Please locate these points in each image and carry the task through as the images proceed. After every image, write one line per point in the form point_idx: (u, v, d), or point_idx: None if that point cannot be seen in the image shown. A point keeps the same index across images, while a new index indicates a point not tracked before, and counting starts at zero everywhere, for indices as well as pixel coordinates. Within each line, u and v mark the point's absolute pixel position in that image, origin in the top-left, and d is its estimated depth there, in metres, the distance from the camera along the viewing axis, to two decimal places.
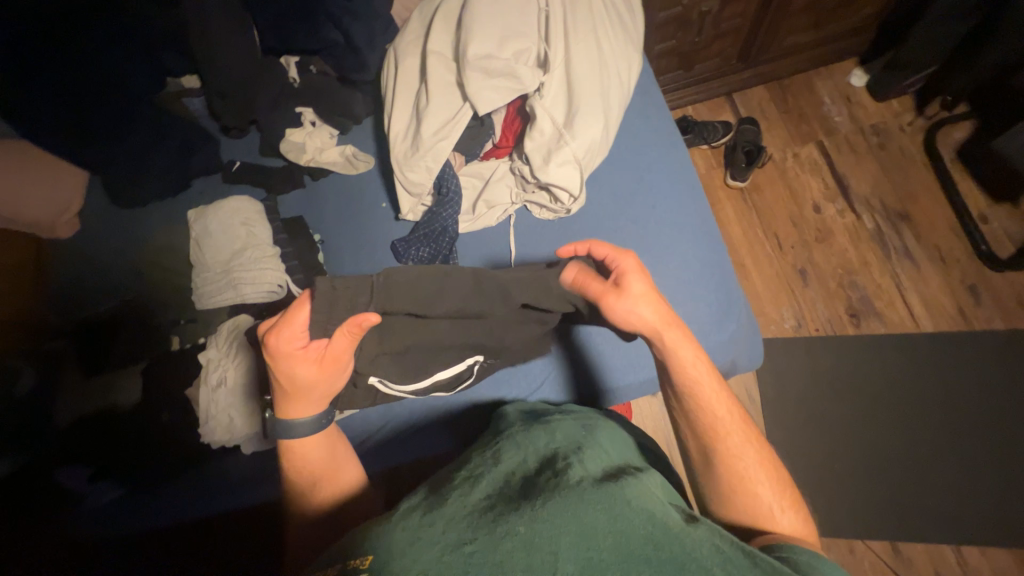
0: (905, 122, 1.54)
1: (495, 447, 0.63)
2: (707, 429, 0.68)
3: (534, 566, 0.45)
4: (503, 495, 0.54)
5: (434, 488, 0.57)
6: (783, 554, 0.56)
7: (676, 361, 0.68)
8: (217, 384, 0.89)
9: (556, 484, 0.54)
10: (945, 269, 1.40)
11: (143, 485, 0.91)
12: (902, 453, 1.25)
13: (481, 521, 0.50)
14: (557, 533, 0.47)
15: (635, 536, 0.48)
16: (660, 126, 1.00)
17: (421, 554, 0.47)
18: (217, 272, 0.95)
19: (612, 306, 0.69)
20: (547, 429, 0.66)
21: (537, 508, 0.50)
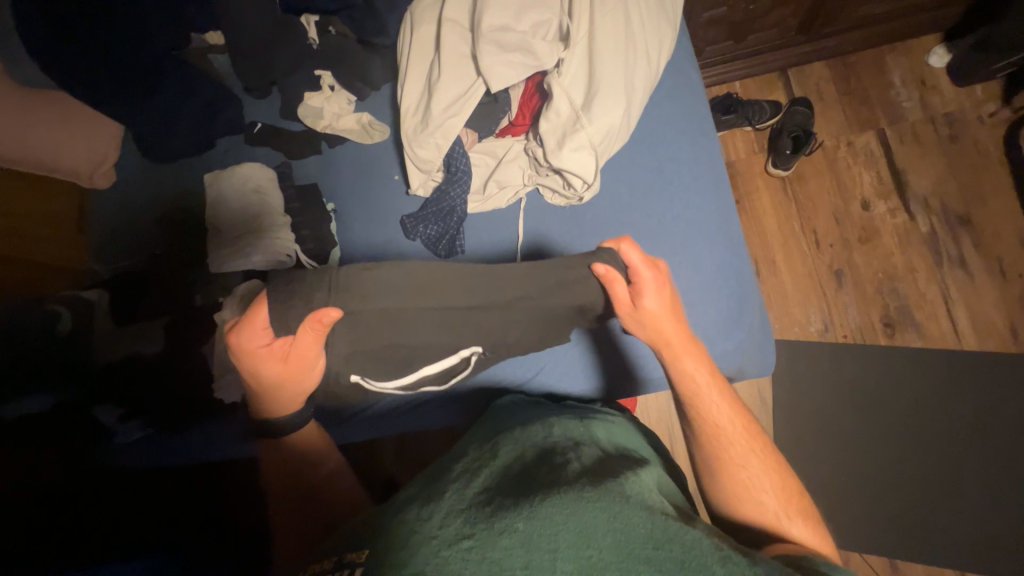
0: (986, 112, 1.36)
1: (496, 444, 0.65)
2: (711, 435, 0.68)
3: (531, 565, 0.44)
4: (502, 488, 0.54)
5: (431, 481, 0.58)
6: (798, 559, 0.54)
7: (683, 368, 0.70)
8: (230, 343, 0.94)
9: (554, 481, 0.54)
10: (1003, 284, 1.27)
11: (166, 427, 0.99)
12: (918, 473, 1.19)
13: (479, 515, 0.50)
14: (555, 531, 0.46)
15: (635, 530, 0.46)
16: (691, 111, 0.92)
17: (419, 549, 0.48)
18: (232, 238, 0.99)
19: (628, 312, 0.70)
20: (545, 427, 0.67)
21: (535, 503, 0.49)
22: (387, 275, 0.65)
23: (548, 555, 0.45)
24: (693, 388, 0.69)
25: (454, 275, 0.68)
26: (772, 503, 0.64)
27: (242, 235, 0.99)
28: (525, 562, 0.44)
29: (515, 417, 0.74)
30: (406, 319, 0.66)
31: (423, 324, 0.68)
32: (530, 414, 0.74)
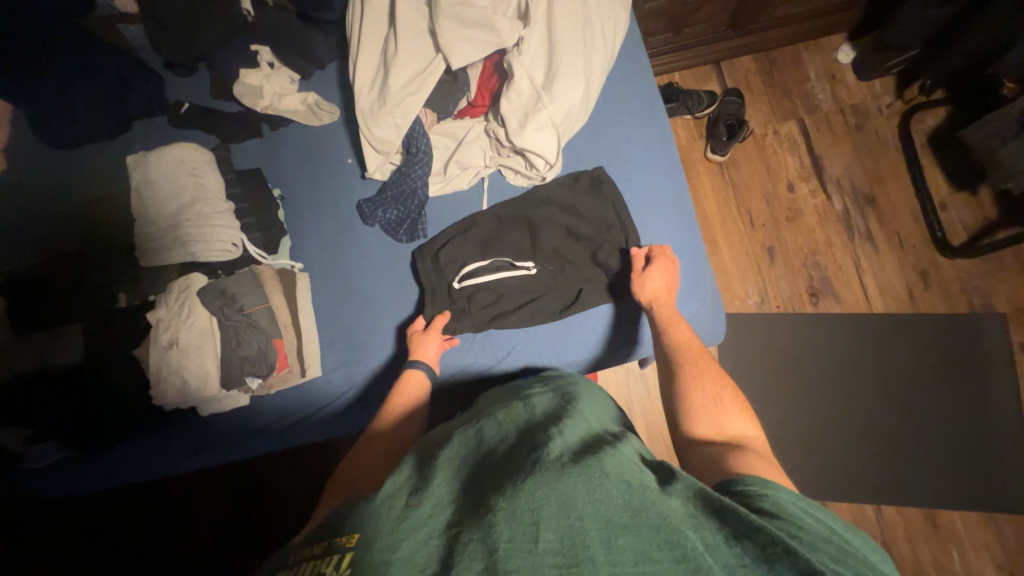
0: (884, 104, 1.54)
1: (481, 429, 0.63)
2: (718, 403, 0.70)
3: (515, 539, 0.44)
4: (487, 472, 0.54)
5: (418, 468, 0.57)
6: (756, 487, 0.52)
7: (677, 334, 0.78)
8: (168, 345, 0.83)
9: (536, 458, 0.53)
10: (901, 254, 1.45)
11: (94, 440, 0.88)
12: (840, 423, 1.34)
13: (467, 506, 0.49)
14: (536, 504, 0.46)
15: (614, 500, 0.46)
16: (642, 94, 0.96)
17: (407, 536, 0.47)
18: (164, 228, 0.88)
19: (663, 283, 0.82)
20: (527, 408, 0.65)
21: (516, 483, 0.49)
22: (455, 244, 0.90)
23: (529, 529, 0.44)
24: (681, 347, 0.76)
25: (509, 242, 0.91)
26: (743, 423, 0.68)
27: (175, 223, 0.88)
28: (508, 537, 0.44)
29: (495, 400, 0.73)
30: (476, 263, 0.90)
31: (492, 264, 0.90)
32: (514, 396, 0.72)
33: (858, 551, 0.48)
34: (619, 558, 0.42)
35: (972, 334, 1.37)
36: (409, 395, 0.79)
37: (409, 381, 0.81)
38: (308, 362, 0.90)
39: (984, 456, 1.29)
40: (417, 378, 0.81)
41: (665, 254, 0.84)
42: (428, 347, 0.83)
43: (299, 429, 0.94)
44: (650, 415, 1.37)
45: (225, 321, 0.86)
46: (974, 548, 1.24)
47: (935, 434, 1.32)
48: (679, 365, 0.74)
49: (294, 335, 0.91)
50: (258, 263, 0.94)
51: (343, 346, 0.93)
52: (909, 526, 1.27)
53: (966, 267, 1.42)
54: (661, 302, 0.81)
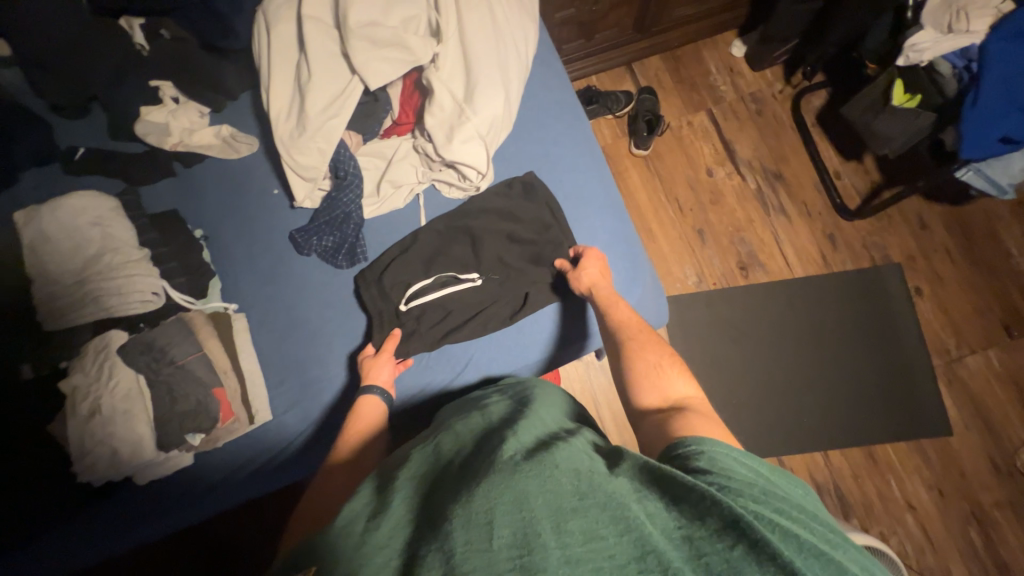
0: (776, 90, 1.71)
1: (439, 444, 0.63)
2: (659, 374, 0.72)
3: (471, 542, 0.44)
4: (446, 484, 0.53)
5: (376, 492, 0.56)
6: (691, 446, 0.55)
7: (616, 314, 0.81)
8: (91, 413, 0.77)
9: (491, 461, 0.53)
10: (811, 222, 1.61)
11: (9, 541, 0.76)
12: (782, 381, 1.46)
13: (425, 519, 0.49)
14: (490, 504, 0.46)
15: (562, 487, 0.47)
16: (561, 99, 1.00)
17: (366, 559, 0.46)
18: (69, 285, 0.80)
19: (594, 274, 0.86)
20: (485, 418, 0.66)
21: (473, 489, 0.49)
22: (398, 265, 0.89)
23: (484, 528, 0.44)
24: (622, 325, 0.79)
25: (453, 256, 0.91)
26: (685, 386, 0.70)
27: (83, 279, 0.81)
28: (464, 540, 0.44)
29: (452, 414, 0.73)
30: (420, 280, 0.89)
31: (436, 280, 0.89)
32: (472, 407, 0.73)
33: (787, 495, 0.51)
34: (569, 540, 0.43)
35: (877, 285, 1.55)
36: (364, 421, 0.77)
37: (364, 407, 0.79)
38: (256, 407, 0.85)
39: (903, 391, 1.45)
40: (373, 404, 0.79)
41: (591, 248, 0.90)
42: (381, 371, 0.82)
43: (254, 481, 0.87)
44: (614, 404, 1.41)
45: (154, 376, 0.80)
46: (908, 474, 1.39)
47: (861, 378, 1.47)
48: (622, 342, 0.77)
49: (236, 381, 0.85)
50: (186, 309, 0.88)
51: (293, 383, 0.88)
52: (853, 464, 1.40)
53: (864, 226, 1.60)
54: (599, 288, 0.85)
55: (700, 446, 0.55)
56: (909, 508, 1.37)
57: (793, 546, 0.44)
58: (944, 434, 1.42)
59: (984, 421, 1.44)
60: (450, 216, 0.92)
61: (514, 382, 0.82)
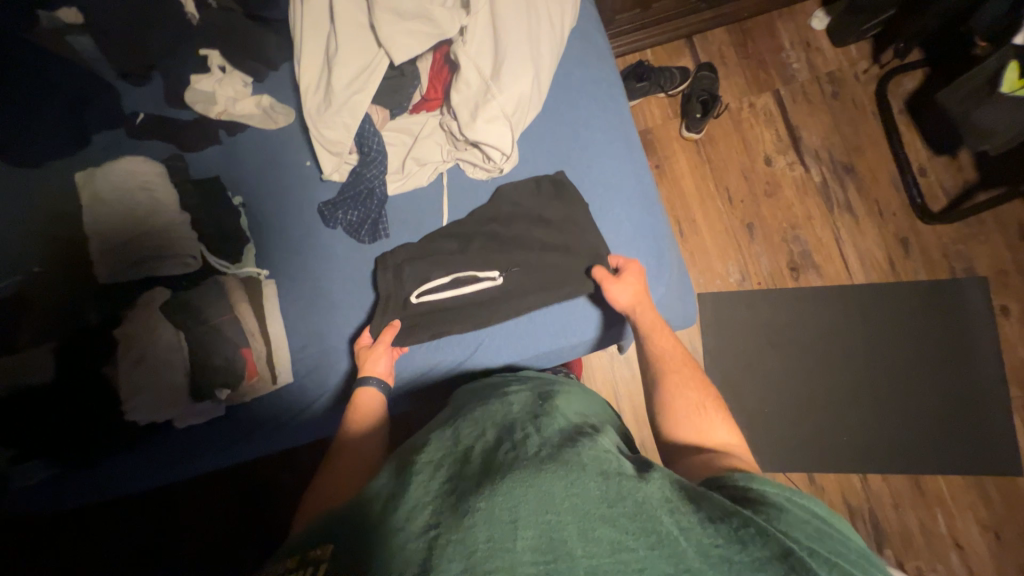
0: (860, 70, 1.50)
1: (459, 426, 0.62)
2: (700, 421, 0.69)
3: (495, 539, 0.43)
4: (467, 471, 0.52)
5: (397, 472, 0.55)
6: (744, 484, 0.53)
7: (657, 341, 0.77)
8: (138, 361, 0.86)
9: (514, 455, 0.52)
10: (882, 223, 1.43)
11: (76, 463, 0.87)
12: (826, 395, 1.35)
13: (444, 505, 0.48)
14: (515, 502, 0.45)
15: (590, 491, 0.46)
16: (600, 77, 0.94)
17: (388, 544, 0.46)
18: (121, 245, 0.88)
19: (634, 297, 0.80)
20: (505, 405, 0.65)
21: (495, 482, 0.47)
22: (422, 263, 0.88)
23: (508, 527, 0.43)
24: (663, 353, 0.76)
25: (478, 243, 0.89)
26: (728, 433, 0.68)
27: (133, 239, 0.88)
28: (488, 537, 0.43)
29: (473, 398, 0.72)
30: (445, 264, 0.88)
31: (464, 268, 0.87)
32: (492, 392, 0.72)
33: (834, 532, 0.48)
34: (596, 550, 0.42)
35: (954, 300, 1.36)
36: (366, 413, 0.79)
37: (364, 398, 0.80)
38: (280, 369, 0.90)
39: (969, 421, 1.30)
40: (371, 395, 0.81)
41: (631, 261, 0.84)
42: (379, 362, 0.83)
43: (275, 437, 0.93)
44: (635, 400, 1.37)
45: (192, 334, 0.88)
46: (959, 511, 1.26)
47: (918, 401, 1.32)
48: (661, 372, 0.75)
49: (261, 344, 0.90)
50: (222, 273, 0.94)
51: (315, 351, 0.92)
52: (895, 493, 1.28)
53: (947, 232, 1.40)
54: (639, 308, 0.80)
55: (751, 484, 0.52)
56: (956, 546, 1.24)
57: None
58: (1011, 473, 1.26)
59: None
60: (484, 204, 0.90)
61: (534, 372, 0.82)
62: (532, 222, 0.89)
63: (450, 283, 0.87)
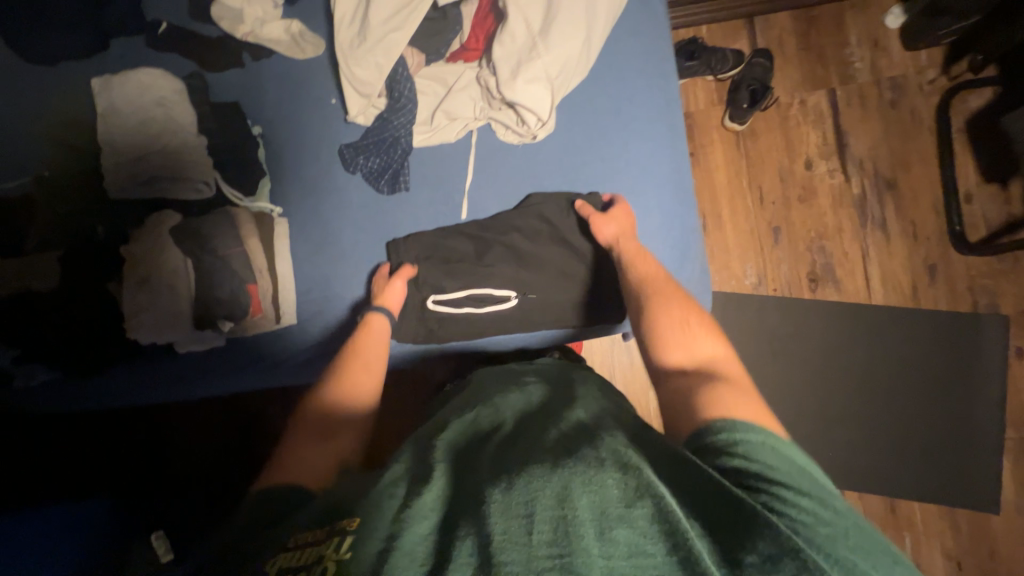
0: (926, 79, 1.40)
1: (478, 422, 0.63)
2: (684, 338, 0.69)
3: (510, 531, 0.43)
4: (486, 464, 0.53)
5: (416, 456, 0.57)
6: (726, 431, 0.53)
7: (641, 266, 0.79)
8: (143, 281, 0.85)
9: (533, 453, 0.52)
10: (913, 246, 1.38)
11: (75, 372, 0.88)
12: (821, 410, 1.34)
13: (463, 496, 0.49)
14: (531, 496, 0.45)
15: (607, 490, 0.45)
16: (653, 49, 0.88)
17: (403, 522, 0.46)
18: (132, 160, 0.86)
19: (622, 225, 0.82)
20: (527, 405, 0.65)
21: (514, 477, 0.48)
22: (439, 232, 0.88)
23: (524, 521, 0.43)
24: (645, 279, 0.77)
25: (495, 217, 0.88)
26: (713, 346, 0.68)
27: (145, 156, 0.86)
28: (503, 529, 0.43)
29: (493, 386, 0.73)
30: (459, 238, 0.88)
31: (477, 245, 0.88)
32: (512, 384, 0.72)
33: (844, 508, 0.48)
34: (612, 551, 0.42)
35: (970, 334, 1.33)
36: (374, 338, 0.80)
37: (373, 325, 0.81)
38: (284, 308, 0.90)
39: (958, 455, 1.30)
40: (382, 323, 0.81)
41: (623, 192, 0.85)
42: (393, 296, 0.83)
43: (272, 374, 0.93)
44: (629, 388, 1.37)
45: (198, 262, 0.87)
46: (928, 538, 1.28)
47: (912, 428, 1.32)
48: (646, 301, 0.75)
49: (269, 281, 0.90)
50: (234, 204, 0.91)
51: (319, 296, 0.92)
52: (868, 512, 1.30)
53: (977, 265, 1.35)
54: (622, 240, 0.82)
55: (736, 439, 0.52)
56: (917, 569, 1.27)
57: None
58: (987, 510, 1.28)
59: None
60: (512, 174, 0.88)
61: (556, 364, 0.81)
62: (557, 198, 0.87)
63: (464, 299, 0.87)
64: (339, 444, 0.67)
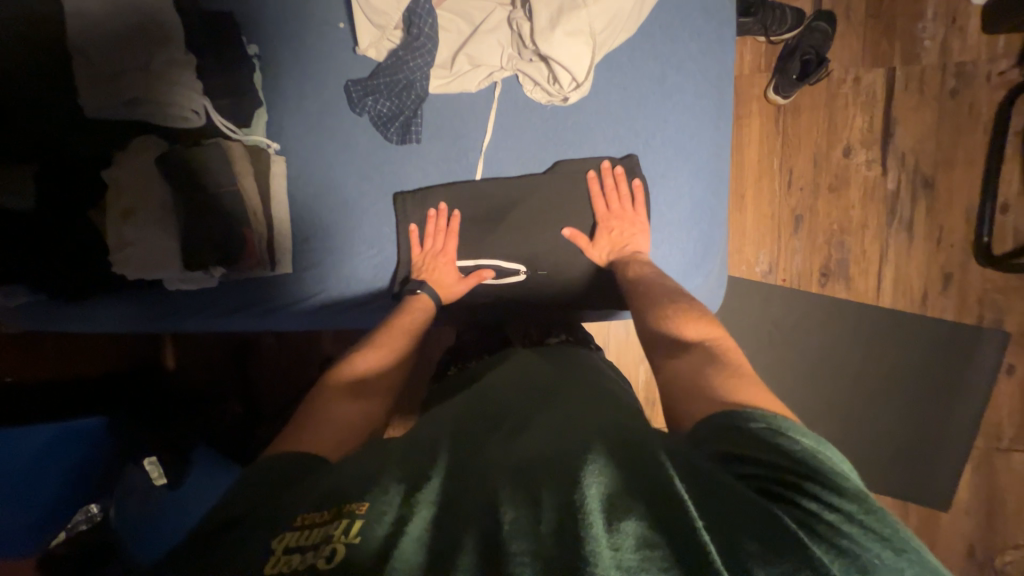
0: (996, 69, 1.27)
1: (485, 406, 0.62)
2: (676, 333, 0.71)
3: (520, 521, 0.43)
4: (495, 452, 0.53)
5: (419, 439, 0.56)
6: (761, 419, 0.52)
7: (633, 268, 0.83)
8: (128, 212, 0.79)
9: (540, 444, 0.52)
10: (934, 251, 1.33)
11: (60, 295, 0.83)
12: (804, 401, 1.37)
13: (471, 486, 0.48)
14: (541, 488, 0.45)
15: (617, 485, 0.45)
16: (714, 8, 0.84)
17: (411, 508, 0.46)
18: (110, 75, 0.76)
19: (614, 219, 0.85)
20: (532, 391, 0.65)
21: (524, 470, 0.48)
22: (451, 192, 0.85)
23: (533, 511, 0.43)
24: (642, 279, 0.81)
25: (517, 182, 0.85)
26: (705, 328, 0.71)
27: (124, 73, 0.76)
28: (513, 517, 0.43)
29: (503, 370, 0.72)
30: (477, 195, 0.86)
31: (495, 206, 0.86)
32: (521, 369, 0.71)
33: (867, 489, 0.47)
34: (621, 542, 0.40)
35: (969, 348, 1.33)
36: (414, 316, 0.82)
37: (417, 304, 0.83)
38: (280, 255, 0.86)
39: (926, 457, 1.34)
40: (423, 305, 0.83)
41: (613, 169, 0.84)
42: (443, 275, 0.86)
43: (266, 319, 0.90)
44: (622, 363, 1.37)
45: (189, 196, 0.80)
46: None
47: (886, 427, 1.36)
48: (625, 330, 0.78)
49: (262, 225, 0.84)
50: (227, 137, 0.83)
51: (318, 247, 0.87)
52: None
53: (993, 279, 1.32)
54: (615, 232, 0.86)
55: (775, 425, 0.51)
56: None
57: (883, 557, 0.40)
58: (939, 509, 1.35)
59: (987, 513, 1.34)
60: (542, 137, 0.85)
61: (568, 348, 0.81)
62: (607, 166, 0.84)
63: (471, 268, 0.88)
64: (369, 386, 0.72)
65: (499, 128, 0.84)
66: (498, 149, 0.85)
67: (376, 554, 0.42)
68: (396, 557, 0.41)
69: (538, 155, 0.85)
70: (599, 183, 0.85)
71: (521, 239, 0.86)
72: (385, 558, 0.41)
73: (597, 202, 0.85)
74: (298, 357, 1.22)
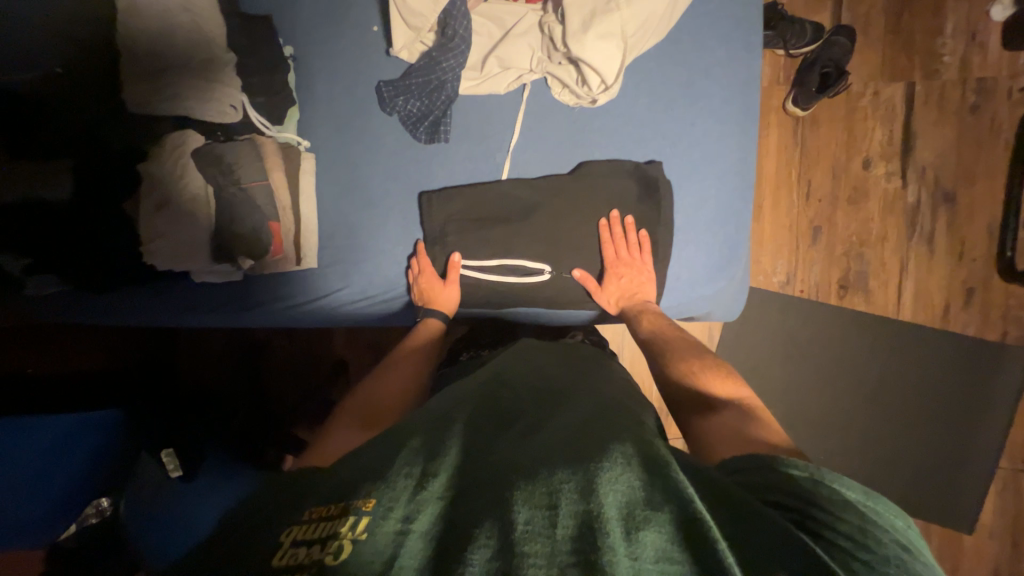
0: (1017, 86, 1.28)
1: (495, 407, 0.62)
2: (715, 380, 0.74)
3: (534, 526, 0.42)
4: (508, 454, 0.52)
5: (432, 433, 0.55)
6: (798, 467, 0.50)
7: (647, 321, 0.85)
8: (159, 206, 0.81)
9: (554, 449, 0.51)
10: (955, 266, 1.32)
11: (87, 286, 0.84)
12: (822, 414, 1.35)
13: (483, 487, 0.47)
14: (556, 491, 0.44)
15: (633, 492, 0.44)
16: (739, 17, 0.86)
17: (420, 504, 0.45)
18: (152, 70, 0.78)
19: (619, 267, 0.86)
20: (544, 395, 0.64)
21: (539, 473, 0.47)
22: (476, 192, 0.86)
23: (548, 514, 0.43)
24: None
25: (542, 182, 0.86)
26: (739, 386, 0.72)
27: (166, 69, 0.78)
28: (527, 520, 0.42)
29: (519, 369, 0.71)
30: (503, 193, 0.86)
31: (521, 205, 0.86)
32: (534, 369, 0.71)
33: (912, 542, 0.45)
34: (639, 553, 0.39)
35: (992, 365, 1.30)
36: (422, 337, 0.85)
37: (427, 329, 0.85)
38: (305, 251, 0.87)
39: (950, 475, 1.31)
40: (432, 327, 0.86)
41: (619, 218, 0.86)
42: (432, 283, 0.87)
43: (285, 314, 0.90)
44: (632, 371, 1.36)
45: (219, 192, 0.82)
46: None
47: (909, 445, 1.32)
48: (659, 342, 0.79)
49: (291, 219, 0.85)
50: (260, 133, 0.85)
51: (343, 243, 0.88)
52: None
53: (1017, 295, 1.30)
54: (622, 281, 0.87)
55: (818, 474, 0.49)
56: None
57: None
58: (963, 531, 1.30)
59: (1013, 537, 1.30)
60: (568, 138, 0.86)
61: (588, 350, 0.83)
62: (616, 216, 0.86)
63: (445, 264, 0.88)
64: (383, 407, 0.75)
65: (526, 129, 0.86)
66: (527, 150, 0.86)
67: (384, 552, 0.41)
68: (403, 557, 0.41)
69: (564, 155, 0.87)
70: (608, 234, 0.87)
71: (546, 239, 0.86)
72: (394, 558, 0.41)
73: (605, 250, 0.86)
74: (311, 355, 1.22)
